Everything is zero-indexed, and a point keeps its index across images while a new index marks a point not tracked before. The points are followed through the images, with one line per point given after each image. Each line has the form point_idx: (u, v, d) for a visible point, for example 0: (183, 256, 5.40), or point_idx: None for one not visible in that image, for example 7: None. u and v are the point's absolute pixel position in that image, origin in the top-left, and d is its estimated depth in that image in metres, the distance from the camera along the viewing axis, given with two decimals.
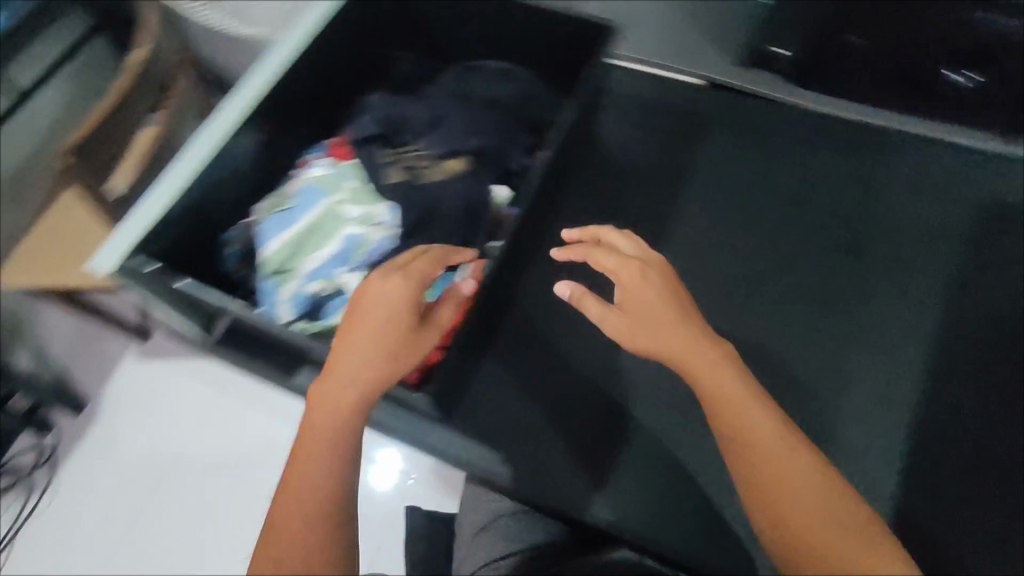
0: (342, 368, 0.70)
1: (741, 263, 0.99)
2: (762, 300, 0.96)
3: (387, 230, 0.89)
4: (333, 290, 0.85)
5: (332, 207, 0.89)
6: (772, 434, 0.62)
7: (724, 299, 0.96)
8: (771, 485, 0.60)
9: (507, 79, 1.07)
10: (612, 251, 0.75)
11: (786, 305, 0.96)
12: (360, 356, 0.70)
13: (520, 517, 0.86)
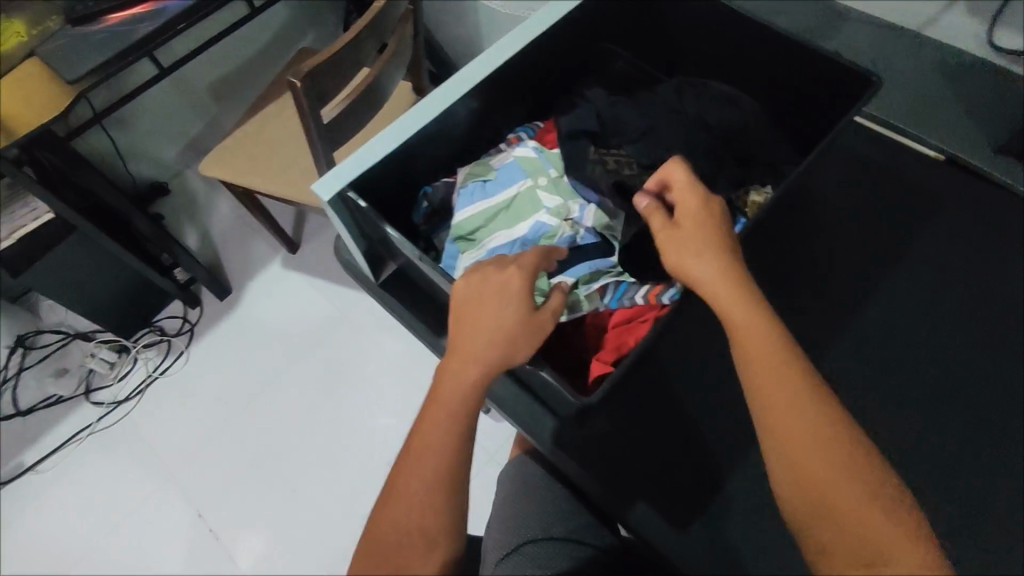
0: (459, 361, 0.67)
1: (922, 359, 0.97)
2: (933, 406, 0.95)
3: (574, 227, 0.87)
4: None
5: (528, 190, 0.89)
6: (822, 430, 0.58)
7: (894, 397, 0.96)
8: (834, 510, 0.55)
9: (729, 105, 1.02)
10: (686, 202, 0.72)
11: (959, 421, 0.94)
12: (483, 342, 0.67)
13: (563, 549, 0.79)
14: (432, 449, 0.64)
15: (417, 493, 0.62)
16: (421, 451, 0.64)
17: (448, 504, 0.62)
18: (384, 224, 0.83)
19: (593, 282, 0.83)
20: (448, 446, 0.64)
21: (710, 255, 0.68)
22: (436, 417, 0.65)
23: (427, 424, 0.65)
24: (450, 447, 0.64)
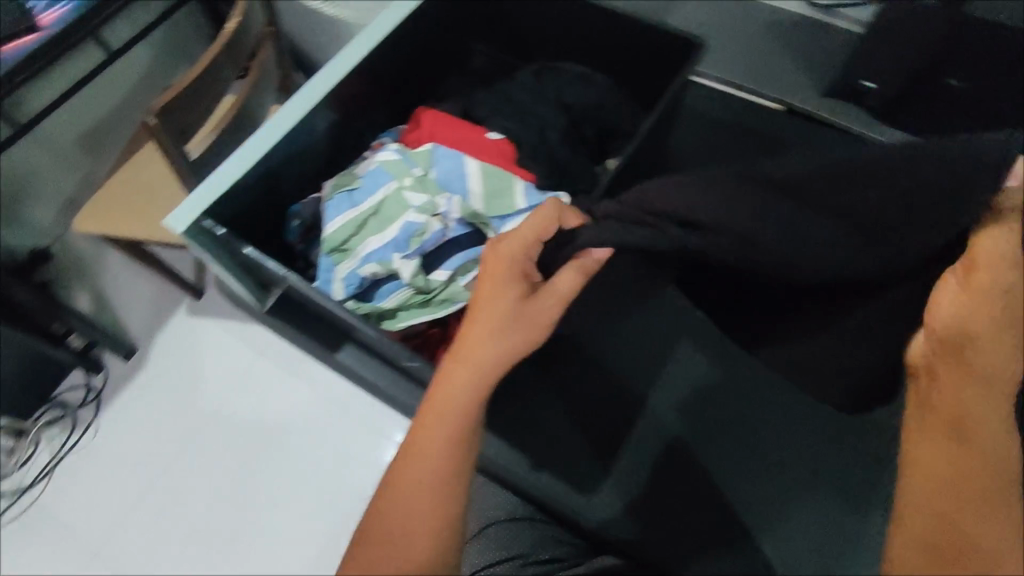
0: (472, 361, 0.60)
1: None
2: None
3: (444, 221, 0.88)
4: (387, 274, 0.86)
5: (394, 193, 0.89)
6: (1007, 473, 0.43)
7: None
8: (952, 531, 0.41)
9: (582, 83, 1.06)
10: (1010, 237, 0.46)
11: None
12: (494, 341, 0.60)
13: (517, 529, 0.81)
14: (423, 474, 0.55)
15: (414, 513, 0.54)
16: (420, 464, 0.56)
17: (450, 509, 0.55)
18: (246, 246, 0.81)
19: (469, 274, 0.87)
20: (448, 458, 0.56)
21: (919, 255, 0.52)
22: (436, 429, 0.57)
23: (423, 432, 0.57)
24: (453, 462, 0.56)
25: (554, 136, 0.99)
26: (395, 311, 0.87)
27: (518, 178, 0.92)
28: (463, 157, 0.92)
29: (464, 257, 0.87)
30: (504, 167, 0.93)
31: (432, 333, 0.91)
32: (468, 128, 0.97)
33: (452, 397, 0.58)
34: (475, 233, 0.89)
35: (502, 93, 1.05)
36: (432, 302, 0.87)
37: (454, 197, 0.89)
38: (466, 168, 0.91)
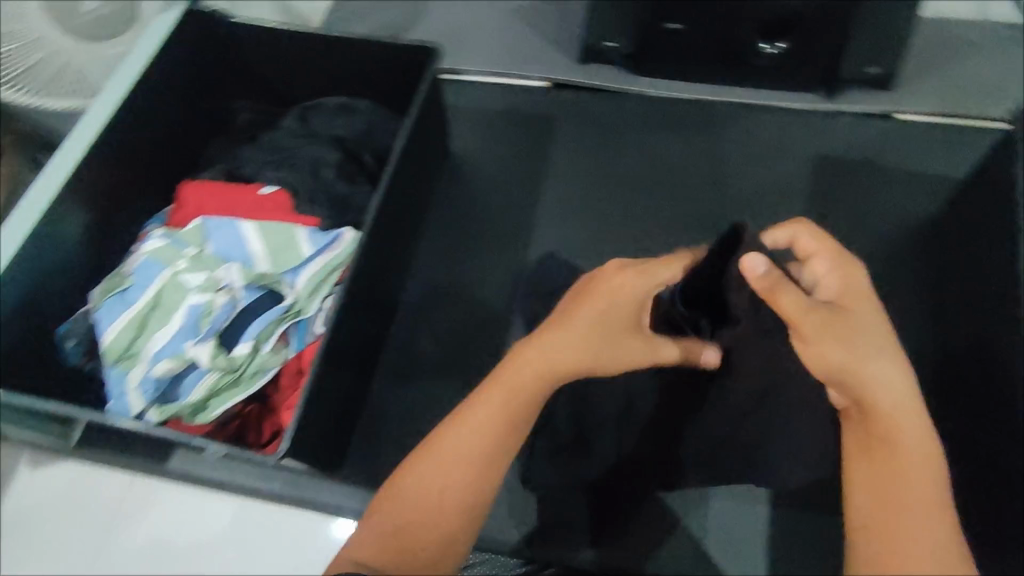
0: (549, 357, 0.65)
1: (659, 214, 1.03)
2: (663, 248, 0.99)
3: (231, 294, 0.83)
4: (184, 366, 0.80)
5: (169, 281, 0.83)
6: (924, 449, 0.56)
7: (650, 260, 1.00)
8: (879, 506, 0.55)
9: (347, 114, 1.04)
10: (855, 276, 0.60)
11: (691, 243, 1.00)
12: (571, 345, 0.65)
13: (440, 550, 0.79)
14: (461, 443, 0.62)
15: (453, 466, 0.62)
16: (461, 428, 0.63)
17: (485, 482, 0.62)
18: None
19: (272, 336, 0.82)
20: (483, 439, 0.63)
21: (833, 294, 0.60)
22: (484, 406, 0.64)
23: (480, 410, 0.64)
24: (502, 436, 0.63)
25: (330, 172, 0.96)
26: (203, 402, 0.80)
27: (297, 225, 0.88)
28: (234, 221, 0.87)
29: (258, 323, 0.82)
30: (280, 219, 0.89)
31: (250, 409, 0.84)
32: (231, 189, 0.90)
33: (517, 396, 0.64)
34: (269, 293, 0.84)
35: (270, 144, 1.01)
36: (242, 379, 0.81)
37: (236, 265, 0.85)
38: (241, 231, 0.87)
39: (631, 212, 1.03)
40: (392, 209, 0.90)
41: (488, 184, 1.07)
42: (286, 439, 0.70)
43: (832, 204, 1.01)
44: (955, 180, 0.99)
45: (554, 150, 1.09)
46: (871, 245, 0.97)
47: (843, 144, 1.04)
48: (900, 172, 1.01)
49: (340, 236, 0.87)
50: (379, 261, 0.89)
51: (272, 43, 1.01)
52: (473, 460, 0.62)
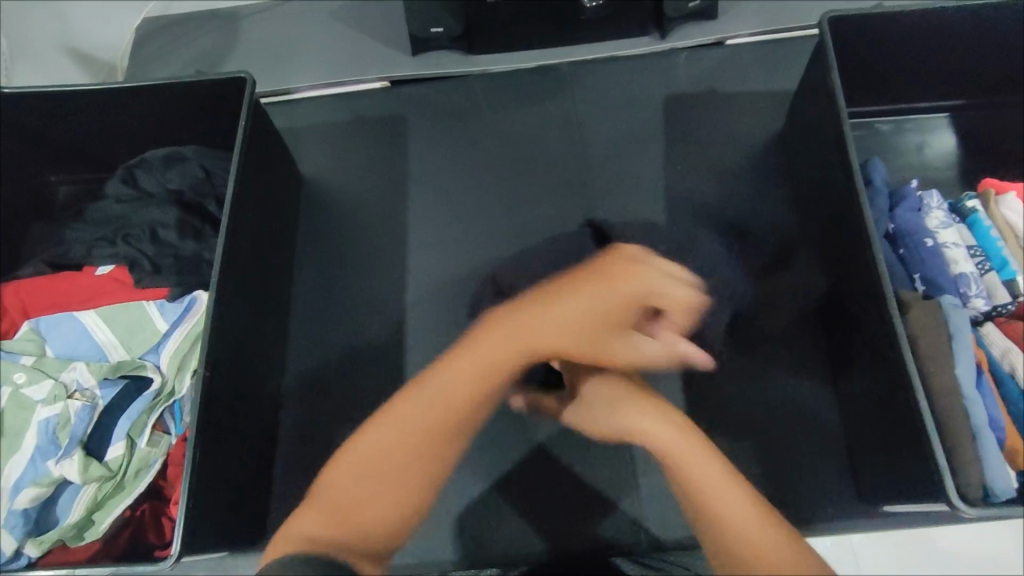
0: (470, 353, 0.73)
1: (528, 185, 1.01)
2: (541, 218, 0.99)
3: (87, 395, 0.75)
4: (54, 487, 0.71)
5: (10, 401, 0.73)
6: (753, 522, 0.59)
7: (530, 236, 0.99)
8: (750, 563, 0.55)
9: (177, 163, 0.93)
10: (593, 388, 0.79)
11: (566, 210, 0.99)
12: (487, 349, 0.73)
13: None
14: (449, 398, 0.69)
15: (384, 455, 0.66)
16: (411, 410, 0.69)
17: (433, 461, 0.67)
18: None
19: (146, 427, 0.75)
20: (431, 441, 0.67)
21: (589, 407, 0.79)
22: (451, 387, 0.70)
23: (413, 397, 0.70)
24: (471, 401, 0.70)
25: (170, 233, 0.87)
26: (86, 519, 0.72)
27: (146, 300, 0.81)
28: (73, 313, 0.79)
29: (125, 420, 0.75)
30: (127, 297, 0.82)
31: (144, 510, 0.77)
32: (64, 278, 0.83)
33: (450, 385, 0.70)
34: (130, 382, 0.77)
35: (98, 218, 0.90)
36: (124, 482, 0.74)
37: (86, 362, 0.77)
38: (83, 324, 0.79)
39: (501, 195, 1.01)
40: (245, 257, 0.83)
41: (350, 202, 1.02)
42: (177, 537, 0.65)
43: (689, 140, 1.02)
44: (792, 91, 1.03)
45: (410, 148, 1.04)
46: (732, 172, 1.00)
47: (686, 80, 1.06)
48: (742, 96, 1.04)
49: (197, 301, 0.81)
50: (247, 314, 0.83)
51: (65, 106, 0.89)
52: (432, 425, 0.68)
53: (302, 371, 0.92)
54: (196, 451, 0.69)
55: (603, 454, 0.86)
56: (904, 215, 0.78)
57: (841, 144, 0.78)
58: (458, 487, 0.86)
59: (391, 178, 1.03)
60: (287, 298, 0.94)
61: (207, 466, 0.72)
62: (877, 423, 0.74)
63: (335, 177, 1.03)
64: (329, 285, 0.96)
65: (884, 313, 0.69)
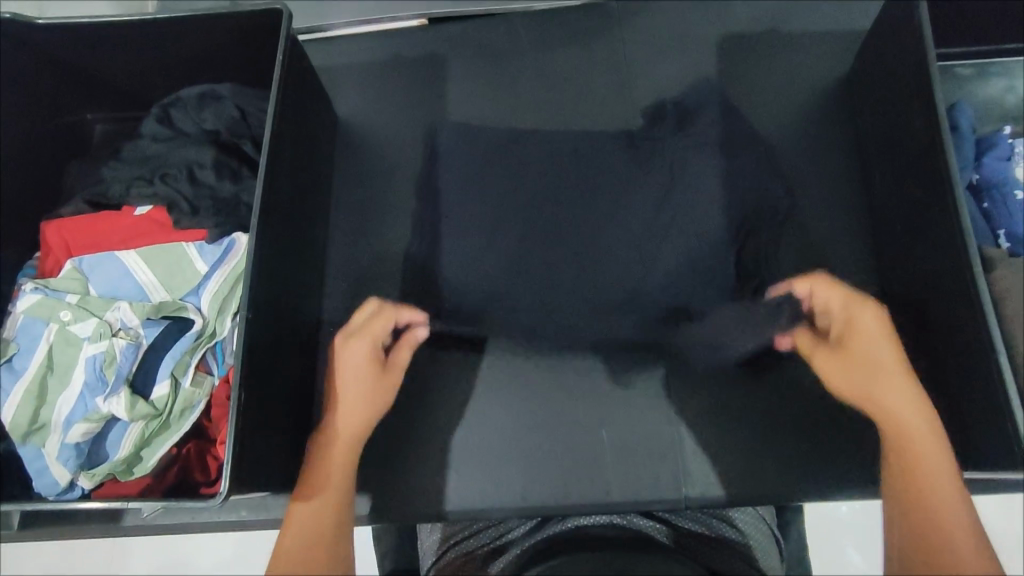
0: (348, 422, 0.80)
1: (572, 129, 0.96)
2: None
3: (131, 334, 0.75)
4: (103, 423, 0.73)
5: (57, 337, 0.74)
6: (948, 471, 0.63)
7: None
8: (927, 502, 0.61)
9: (212, 103, 0.91)
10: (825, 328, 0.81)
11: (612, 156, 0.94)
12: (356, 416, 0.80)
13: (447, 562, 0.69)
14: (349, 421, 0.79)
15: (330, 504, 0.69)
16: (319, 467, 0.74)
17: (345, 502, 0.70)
18: None
19: (189, 368, 0.75)
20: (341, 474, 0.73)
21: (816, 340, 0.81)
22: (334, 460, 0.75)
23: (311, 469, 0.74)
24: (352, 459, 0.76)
25: (207, 173, 0.85)
26: (135, 455, 0.73)
27: (186, 241, 0.80)
28: (113, 253, 0.79)
29: (169, 360, 0.74)
30: (167, 238, 0.81)
31: (189, 449, 0.78)
32: (103, 217, 0.82)
33: (350, 411, 0.80)
34: (173, 323, 0.77)
35: (135, 157, 0.88)
36: (169, 422, 0.74)
37: (129, 302, 0.77)
38: (124, 263, 0.78)
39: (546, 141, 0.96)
40: (283, 200, 0.81)
41: (388, 147, 0.98)
42: (226, 476, 0.66)
43: (746, 84, 0.96)
44: (861, 31, 0.95)
45: (448, 89, 1.00)
46: (792, 118, 0.93)
47: (746, 18, 0.98)
48: (807, 36, 0.96)
49: (238, 243, 0.80)
50: (286, 256, 0.81)
51: (99, 41, 0.86)
52: (341, 488, 0.72)
53: (341, 315, 0.90)
54: (240, 393, 0.68)
55: (644, 410, 0.84)
56: (991, 164, 0.73)
57: (924, 87, 0.72)
58: (499, 436, 0.84)
59: (429, 119, 0.99)
60: (324, 241, 0.92)
61: (251, 407, 0.71)
62: (948, 386, 0.70)
63: (372, 118, 1.00)
64: (365, 229, 0.94)
65: (968, 269, 0.64)
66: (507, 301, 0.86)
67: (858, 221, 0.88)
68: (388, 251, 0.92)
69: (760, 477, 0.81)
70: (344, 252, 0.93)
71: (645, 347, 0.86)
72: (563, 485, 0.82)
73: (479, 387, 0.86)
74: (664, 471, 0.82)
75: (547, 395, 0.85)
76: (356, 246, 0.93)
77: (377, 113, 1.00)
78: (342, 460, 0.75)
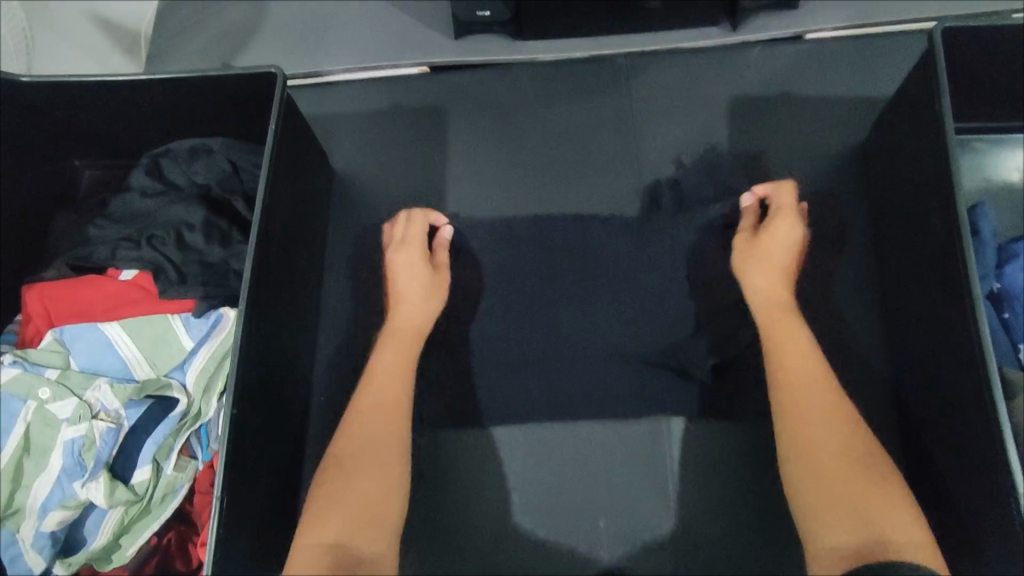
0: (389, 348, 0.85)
1: (576, 190, 0.93)
2: (589, 228, 0.91)
3: (112, 415, 0.72)
4: (80, 509, 0.70)
5: (35, 417, 0.70)
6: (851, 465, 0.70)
7: (578, 246, 0.91)
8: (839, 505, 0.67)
9: (204, 157, 0.88)
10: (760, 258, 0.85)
11: (617, 221, 0.91)
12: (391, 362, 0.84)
13: None
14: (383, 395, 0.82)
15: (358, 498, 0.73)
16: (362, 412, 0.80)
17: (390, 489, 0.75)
18: None
19: (172, 452, 0.72)
20: (388, 433, 0.79)
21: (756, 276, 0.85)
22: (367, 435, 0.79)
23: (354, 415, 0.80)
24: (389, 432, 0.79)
25: (197, 237, 0.82)
26: (113, 543, 0.70)
27: (171, 313, 0.77)
28: (97, 324, 0.76)
29: (150, 444, 0.72)
30: (153, 307, 0.79)
31: (171, 534, 0.76)
32: (86, 285, 0.79)
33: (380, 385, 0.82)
34: (157, 402, 0.74)
35: (122, 215, 0.85)
36: (151, 508, 0.72)
37: (111, 380, 0.74)
38: (107, 337, 0.75)
39: (549, 202, 0.93)
40: (275, 269, 0.78)
41: (385, 203, 0.95)
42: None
43: (756, 150, 0.93)
44: (876, 96, 0.92)
45: (448, 144, 0.96)
46: (803, 186, 0.90)
47: (758, 79, 0.95)
48: (821, 100, 0.93)
49: (228, 318, 0.77)
50: (277, 330, 0.78)
51: (88, 96, 0.83)
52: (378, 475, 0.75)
53: (333, 383, 0.87)
54: (225, 490, 0.66)
55: (644, 496, 0.81)
56: (1013, 274, 0.72)
57: (945, 180, 0.69)
58: (494, 517, 0.81)
59: (428, 175, 0.96)
60: (317, 305, 0.89)
61: (233, 500, 0.68)
62: (970, 509, 0.68)
63: (369, 172, 0.96)
64: (359, 291, 0.91)
65: (991, 390, 0.61)
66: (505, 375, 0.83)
67: (871, 303, 0.85)
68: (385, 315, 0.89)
69: (763, 573, 0.78)
70: (338, 315, 0.90)
71: (646, 425, 0.83)
72: (558, 572, 0.79)
73: (475, 464, 0.83)
74: (665, 561, 0.79)
75: (544, 474, 0.82)
76: (351, 309, 0.90)
77: (374, 167, 0.97)
78: (383, 433, 0.79)
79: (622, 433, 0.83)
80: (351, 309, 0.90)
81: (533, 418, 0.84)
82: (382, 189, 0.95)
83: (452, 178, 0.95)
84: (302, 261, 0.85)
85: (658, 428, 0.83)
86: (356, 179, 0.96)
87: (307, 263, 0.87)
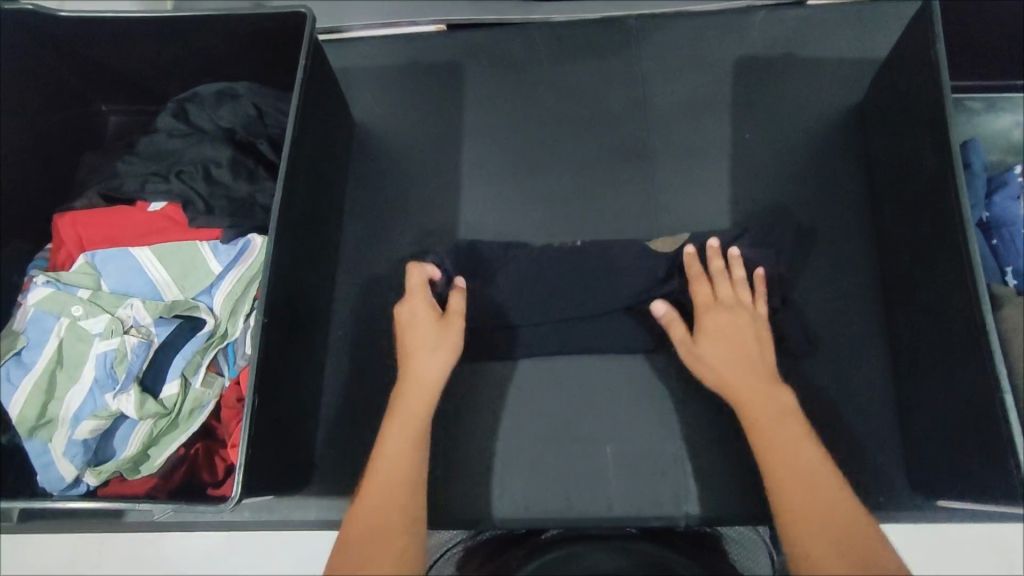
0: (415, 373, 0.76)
1: (587, 142, 0.97)
2: (599, 178, 0.95)
3: (143, 332, 0.75)
4: (111, 420, 0.73)
5: (68, 332, 0.73)
6: (834, 514, 0.62)
7: (588, 194, 0.94)
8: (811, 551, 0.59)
9: (229, 101, 0.90)
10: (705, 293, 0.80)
11: (626, 172, 0.95)
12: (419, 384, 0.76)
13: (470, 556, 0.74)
14: (418, 395, 0.75)
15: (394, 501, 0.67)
16: (394, 432, 0.72)
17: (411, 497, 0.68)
18: None
19: (200, 368, 0.76)
20: (408, 437, 0.72)
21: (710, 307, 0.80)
22: (394, 436, 0.72)
23: (394, 416, 0.74)
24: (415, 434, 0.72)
25: (223, 173, 0.85)
26: (142, 453, 0.73)
27: (200, 241, 0.80)
28: (127, 249, 0.79)
29: (179, 360, 0.74)
30: (181, 236, 0.81)
31: (197, 449, 0.79)
32: (117, 213, 0.82)
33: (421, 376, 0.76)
34: (185, 322, 0.77)
35: (150, 152, 0.88)
36: (179, 421, 0.75)
37: (141, 300, 0.77)
38: (138, 261, 0.78)
39: (562, 154, 0.97)
40: (301, 201, 0.81)
41: (403, 151, 0.98)
42: (237, 481, 0.66)
43: (760, 108, 0.97)
44: (873, 59, 0.97)
45: (464, 98, 1.00)
46: (803, 142, 0.95)
47: (762, 42, 0.99)
48: (823, 63, 0.98)
49: (255, 245, 0.80)
50: (302, 258, 0.81)
51: (120, 35, 0.86)
52: (399, 480, 0.69)
53: (352, 318, 0.90)
54: (255, 397, 0.69)
55: (649, 427, 0.85)
56: (1002, 203, 0.80)
57: (938, 124, 0.73)
58: (507, 444, 0.85)
59: (445, 126, 0.99)
60: (337, 244, 0.93)
61: (262, 409, 0.71)
62: (948, 432, 0.72)
63: (388, 122, 1.00)
64: (378, 233, 0.94)
65: (977, 311, 0.65)
66: (519, 311, 0.86)
67: (865, 249, 0.89)
68: (402, 255, 0.93)
69: (761, 499, 0.82)
70: (358, 254, 0.93)
71: (653, 361, 0.87)
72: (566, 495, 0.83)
73: (488, 394, 0.87)
74: (669, 486, 0.83)
75: (554, 405, 0.86)
76: (369, 248, 0.93)
77: (392, 118, 1.00)
78: (411, 437, 0.72)
79: (630, 369, 0.87)
80: (370, 248, 0.93)
81: (544, 354, 0.87)
82: (400, 138, 0.99)
83: (469, 129, 0.99)
84: (324, 199, 0.88)
85: (664, 365, 0.87)
86: (375, 128, 1.00)
87: (329, 203, 0.91)
